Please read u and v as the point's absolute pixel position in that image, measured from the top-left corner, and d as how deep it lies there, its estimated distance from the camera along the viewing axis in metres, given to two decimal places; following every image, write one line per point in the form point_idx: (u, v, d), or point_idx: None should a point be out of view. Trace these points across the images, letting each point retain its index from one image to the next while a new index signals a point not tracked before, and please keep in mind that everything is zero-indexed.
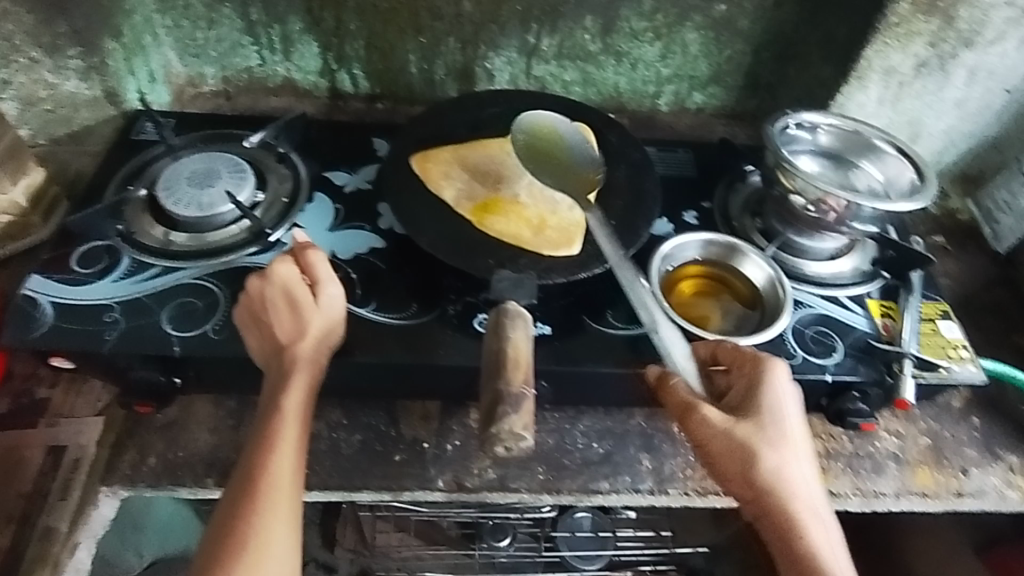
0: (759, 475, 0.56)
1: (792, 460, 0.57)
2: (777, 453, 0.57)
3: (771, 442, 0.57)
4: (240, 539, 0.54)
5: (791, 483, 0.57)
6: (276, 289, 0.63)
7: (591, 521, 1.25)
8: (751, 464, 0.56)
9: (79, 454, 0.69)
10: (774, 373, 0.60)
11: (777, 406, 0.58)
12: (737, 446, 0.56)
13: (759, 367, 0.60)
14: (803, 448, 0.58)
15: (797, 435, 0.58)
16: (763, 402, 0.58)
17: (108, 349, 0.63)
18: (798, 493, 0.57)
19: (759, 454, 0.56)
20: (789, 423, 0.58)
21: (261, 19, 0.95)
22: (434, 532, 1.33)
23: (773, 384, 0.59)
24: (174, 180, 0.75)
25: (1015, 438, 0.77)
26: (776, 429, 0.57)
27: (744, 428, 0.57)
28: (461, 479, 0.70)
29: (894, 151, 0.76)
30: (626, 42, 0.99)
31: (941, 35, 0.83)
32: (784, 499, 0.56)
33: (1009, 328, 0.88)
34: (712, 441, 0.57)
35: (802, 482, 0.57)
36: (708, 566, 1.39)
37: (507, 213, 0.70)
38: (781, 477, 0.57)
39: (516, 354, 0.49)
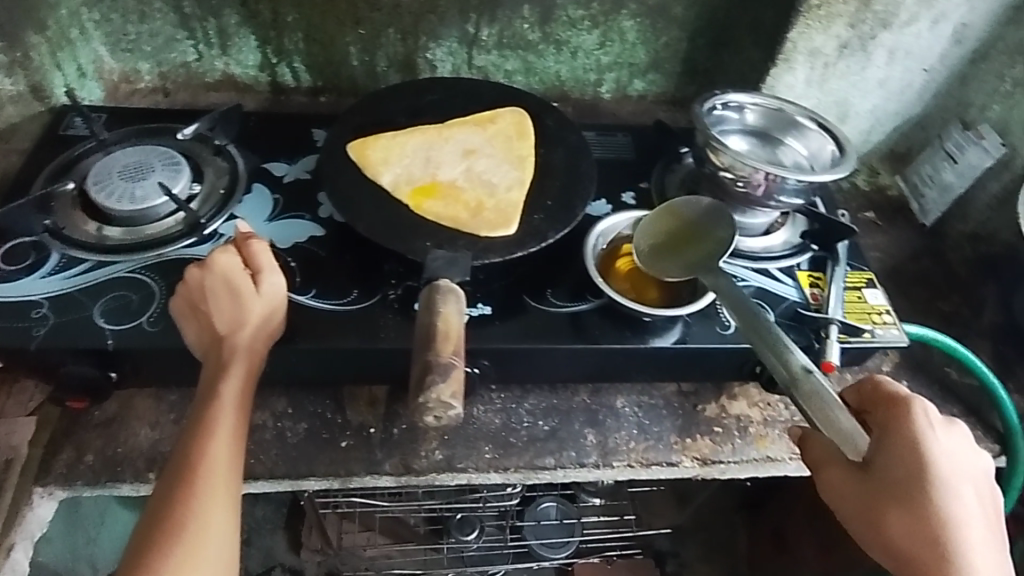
0: (908, 537, 0.55)
1: (939, 520, 0.55)
2: (928, 513, 0.55)
3: (904, 505, 0.55)
4: (178, 524, 0.54)
5: (950, 546, 0.54)
6: (216, 278, 0.62)
7: (557, 509, 1.28)
8: (899, 526, 0.55)
9: (10, 455, 0.65)
10: (921, 421, 0.57)
11: (928, 461, 0.56)
12: (881, 507, 0.56)
13: (903, 414, 0.58)
14: (962, 504, 0.56)
15: (944, 495, 0.55)
16: (909, 456, 0.56)
17: (37, 345, 0.62)
18: (963, 557, 0.54)
19: (909, 515, 0.55)
20: (942, 479, 0.56)
21: (195, 13, 0.94)
22: (401, 528, 1.32)
23: (919, 435, 0.57)
24: (105, 174, 0.74)
25: (940, 397, 0.81)
26: (916, 489, 0.55)
27: (886, 487, 0.56)
28: (409, 462, 0.70)
29: (816, 127, 0.79)
30: (564, 30, 1.01)
31: (859, 16, 0.86)
32: (943, 564, 0.54)
33: (936, 295, 0.92)
34: (853, 501, 0.57)
35: (965, 543, 0.55)
36: (673, 547, 1.42)
37: (446, 197, 0.71)
38: (939, 541, 0.55)
39: (446, 328, 0.51)
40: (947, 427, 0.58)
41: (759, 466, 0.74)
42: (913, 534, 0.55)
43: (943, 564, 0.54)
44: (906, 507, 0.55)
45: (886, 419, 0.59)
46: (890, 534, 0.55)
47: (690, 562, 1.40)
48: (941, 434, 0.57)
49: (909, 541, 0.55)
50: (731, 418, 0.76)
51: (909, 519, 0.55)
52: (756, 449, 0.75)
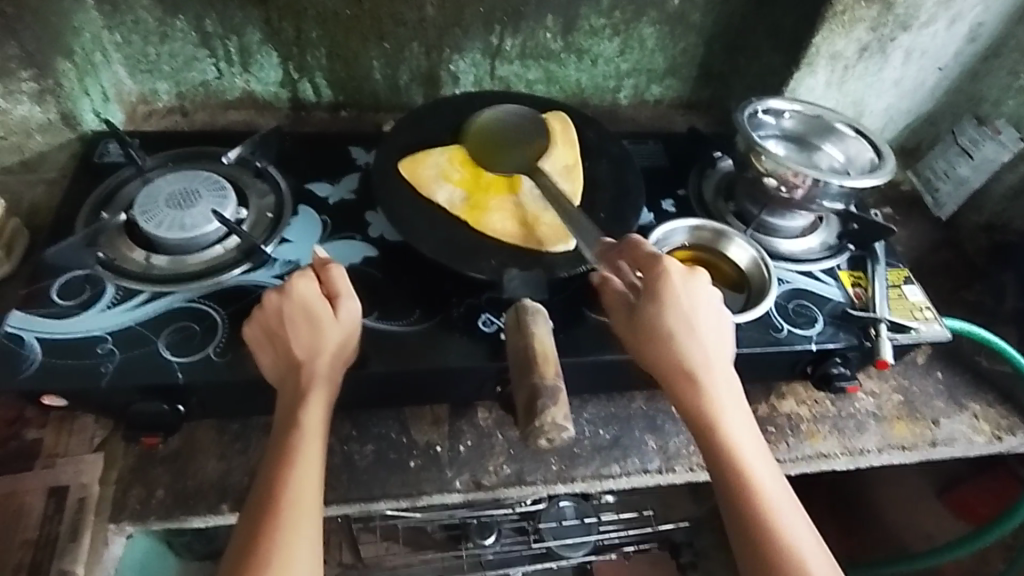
0: (672, 362, 0.59)
1: (663, 351, 0.59)
2: (688, 340, 0.60)
3: (649, 337, 0.60)
4: (262, 558, 0.52)
5: (710, 370, 0.60)
6: (295, 305, 0.62)
7: (574, 508, 1.25)
8: (667, 351, 0.59)
9: (82, 494, 0.65)
10: (671, 271, 0.61)
11: (683, 301, 0.61)
12: (651, 336, 0.60)
13: (657, 267, 0.61)
14: (695, 335, 0.60)
15: (677, 330, 0.60)
16: (656, 300, 0.60)
17: (107, 383, 0.62)
18: (708, 378, 0.59)
19: (669, 342, 0.59)
20: (669, 317, 0.60)
21: (217, 31, 0.91)
22: (420, 537, 1.28)
23: (650, 284, 0.61)
24: (151, 202, 0.73)
25: (975, 386, 0.84)
26: (652, 322, 0.60)
27: (647, 322, 0.60)
28: (478, 478, 0.71)
29: (854, 134, 0.84)
30: (586, 40, 1.00)
31: (881, 20, 0.89)
32: (703, 383, 0.59)
33: (957, 285, 0.96)
34: (631, 332, 0.61)
35: (720, 367, 0.60)
36: (689, 537, 1.37)
37: (501, 211, 0.72)
38: (701, 367, 0.59)
39: (543, 350, 0.52)
40: (692, 275, 0.62)
41: (812, 462, 0.76)
42: (678, 359, 0.59)
43: (688, 385, 0.59)
44: (661, 337, 0.60)
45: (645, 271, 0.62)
46: (649, 363, 0.60)
47: (706, 551, 1.35)
48: (693, 279, 0.62)
49: (666, 364, 0.59)
50: (782, 417, 0.79)
51: (670, 347, 0.59)
52: (809, 446, 0.77)
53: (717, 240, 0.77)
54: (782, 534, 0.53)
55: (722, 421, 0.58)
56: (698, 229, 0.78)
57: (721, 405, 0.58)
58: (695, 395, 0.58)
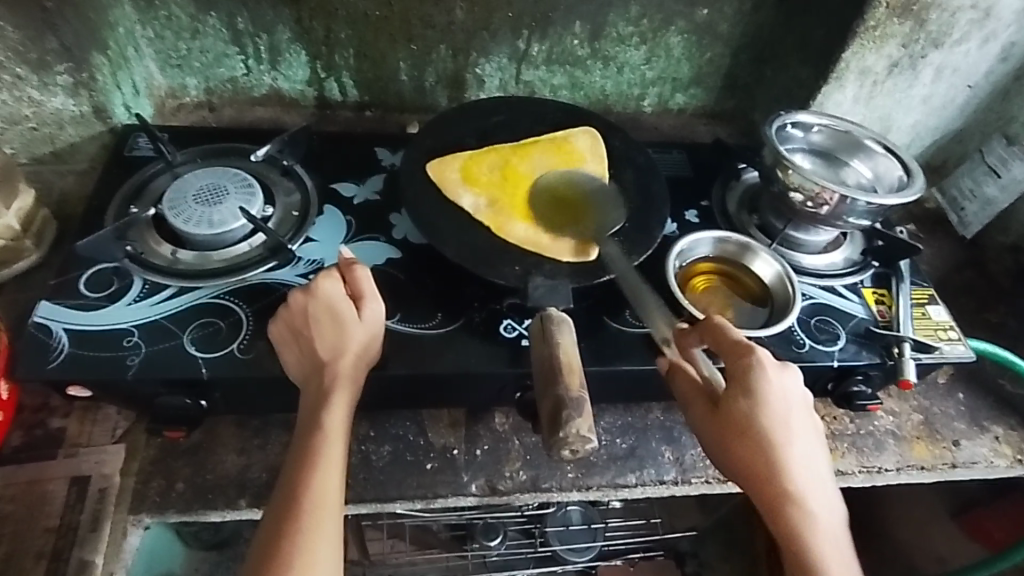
0: (760, 463, 0.57)
1: (755, 452, 0.57)
2: (779, 442, 0.57)
3: (738, 434, 0.58)
4: (283, 557, 0.52)
5: (801, 477, 0.57)
6: (320, 305, 0.63)
7: (581, 514, 1.24)
8: (757, 458, 0.57)
9: (104, 484, 0.66)
10: (763, 365, 0.58)
11: (776, 401, 0.58)
12: (736, 436, 0.58)
13: (744, 360, 0.58)
14: (791, 437, 0.58)
15: (774, 432, 0.57)
16: (745, 399, 0.58)
17: (132, 375, 0.63)
18: (800, 483, 0.57)
19: (759, 445, 0.57)
20: (762, 415, 0.58)
21: (248, 29, 0.92)
22: (426, 535, 1.28)
23: (743, 378, 0.58)
24: (180, 198, 0.73)
25: (996, 409, 0.83)
26: (745, 422, 0.58)
27: (734, 423, 0.58)
28: (494, 483, 0.71)
29: (883, 151, 0.83)
30: (613, 47, 1.00)
31: (912, 36, 0.88)
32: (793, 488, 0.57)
33: (980, 306, 0.95)
34: (716, 430, 0.59)
35: (810, 472, 0.58)
36: (694, 547, 1.36)
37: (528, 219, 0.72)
38: (794, 475, 0.57)
39: (568, 360, 0.53)
40: (782, 369, 0.59)
41: None
42: (768, 466, 0.57)
43: (781, 489, 0.57)
44: (750, 440, 0.57)
45: (730, 363, 0.59)
46: (738, 462, 0.58)
47: (711, 561, 1.35)
48: (783, 376, 0.59)
49: (754, 465, 0.57)
50: None
51: (759, 448, 0.57)
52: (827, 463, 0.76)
53: (741, 254, 0.77)
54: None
55: (813, 532, 0.56)
56: (722, 243, 0.78)
57: (813, 519, 0.56)
58: (782, 501, 0.57)
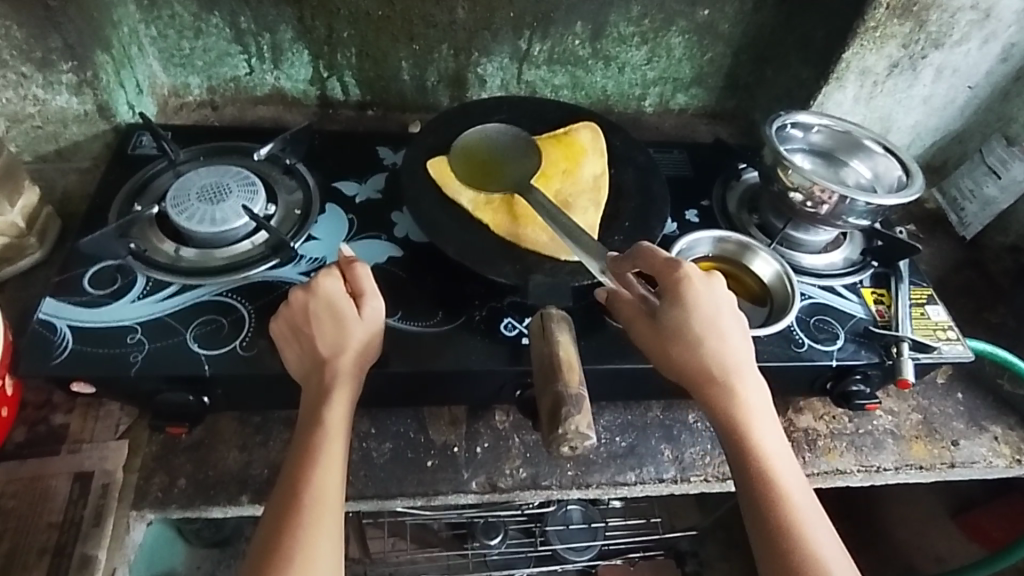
0: (702, 369, 0.58)
1: (692, 355, 0.58)
2: (717, 346, 0.58)
3: (675, 340, 0.58)
4: (284, 553, 0.53)
5: (735, 375, 0.58)
6: (321, 302, 0.63)
7: (581, 513, 1.24)
8: (693, 359, 0.58)
9: (106, 480, 0.66)
10: (692, 278, 0.59)
11: (707, 309, 0.59)
12: (674, 345, 0.58)
13: (676, 274, 0.59)
14: (724, 340, 0.58)
15: (707, 335, 0.58)
16: (681, 308, 0.58)
17: (136, 372, 0.63)
18: (735, 381, 0.58)
19: (698, 351, 0.58)
20: (696, 321, 0.58)
21: (251, 28, 0.92)
22: (426, 533, 1.28)
23: (674, 290, 0.59)
24: (183, 196, 0.74)
25: (995, 408, 0.84)
26: (681, 329, 0.58)
27: (673, 331, 0.58)
28: (494, 480, 0.72)
29: (883, 151, 0.83)
30: (614, 47, 1.00)
31: (913, 37, 0.88)
32: (732, 389, 0.57)
33: (980, 306, 0.95)
34: (654, 341, 0.60)
35: (744, 372, 0.58)
36: (694, 547, 1.36)
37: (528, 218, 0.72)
38: (728, 373, 0.58)
39: (568, 358, 0.54)
40: (711, 278, 0.60)
41: (828, 477, 0.76)
42: (704, 366, 0.58)
43: (715, 386, 0.57)
44: (688, 345, 0.58)
45: (662, 279, 0.60)
46: (676, 368, 0.59)
47: (710, 561, 1.35)
48: (714, 285, 0.60)
49: (693, 367, 0.58)
50: (799, 431, 0.79)
51: (697, 354, 0.58)
52: (826, 462, 0.77)
53: (741, 254, 0.78)
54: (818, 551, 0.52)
55: (754, 436, 0.56)
56: (722, 242, 0.78)
57: (749, 419, 0.57)
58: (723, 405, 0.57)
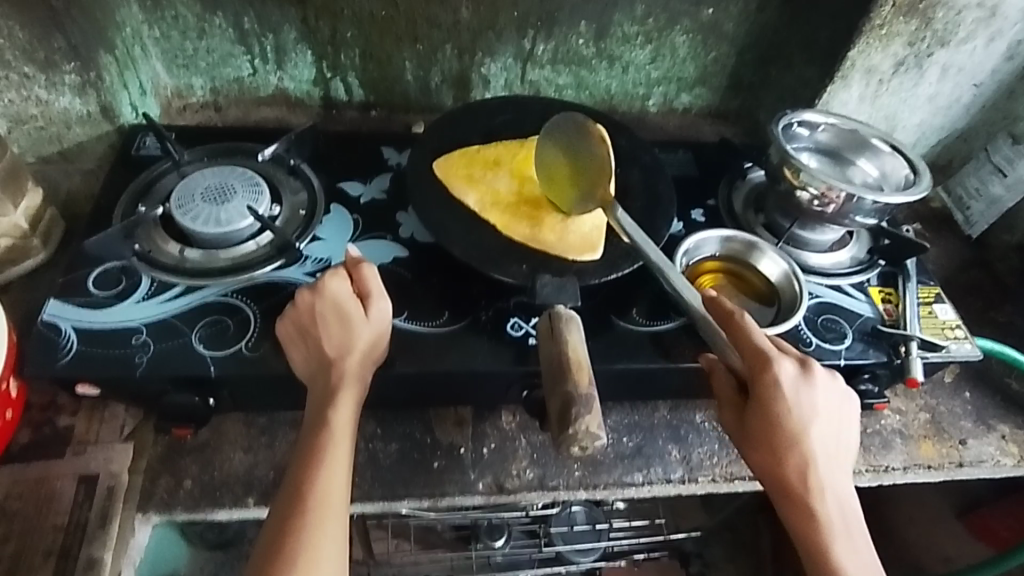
0: (790, 476, 0.58)
1: (776, 457, 0.58)
2: (807, 448, 0.58)
3: (759, 441, 0.59)
4: (289, 554, 0.53)
5: (822, 480, 0.58)
6: (327, 303, 0.63)
7: (586, 514, 1.23)
8: (777, 463, 0.58)
9: (112, 482, 0.66)
10: (783, 379, 0.58)
11: (799, 414, 0.58)
12: (767, 446, 0.58)
13: (769, 375, 0.58)
14: (812, 443, 0.58)
15: (796, 438, 0.58)
16: (774, 408, 0.58)
17: (141, 373, 0.63)
18: (820, 488, 0.58)
19: (787, 455, 0.58)
20: (785, 424, 0.58)
21: (255, 29, 0.92)
22: (430, 535, 1.28)
23: (766, 389, 0.58)
24: (188, 197, 0.73)
25: (1004, 408, 0.83)
26: (768, 430, 0.58)
27: (764, 431, 0.58)
28: (501, 481, 0.71)
29: (890, 149, 0.83)
30: (618, 46, 1.00)
31: (918, 35, 0.88)
32: (819, 494, 0.58)
33: (987, 305, 0.95)
34: (742, 435, 0.61)
35: (831, 476, 0.58)
36: (699, 548, 1.36)
37: (535, 220, 0.72)
38: (814, 478, 0.58)
39: (576, 357, 0.53)
40: (808, 378, 0.59)
41: None
42: (788, 472, 0.58)
43: (797, 490, 0.58)
44: (780, 450, 0.58)
45: (752, 374, 0.59)
46: (760, 465, 0.60)
47: (716, 562, 1.34)
48: (810, 380, 0.59)
49: (777, 470, 0.58)
50: None
51: (789, 459, 0.58)
52: None
53: (747, 253, 0.77)
54: None
55: (833, 544, 0.57)
56: (727, 242, 0.78)
57: (832, 524, 0.57)
58: (810, 514, 0.57)
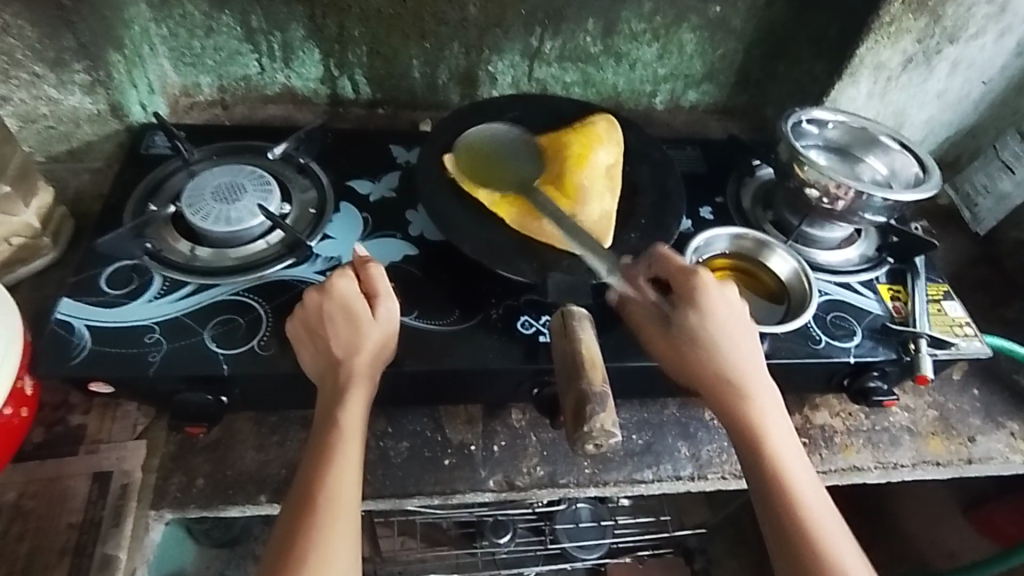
0: (713, 373, 0.62)
1: (700, 352, 0.62)
2: (728, 347, 0.62)
3: (688, 341, 0.62)
4: (301, 553, 0.53)
5: (744, 373, 0.62)
6: (335, 303, 0.63)
7: (591, 511, 1.24)
8: (700, 357, 0.62)
9: (125, 480, 0.66)
10: (706, 285, 0.64)
11: (720, 313, 0.63)
12: (685, 351, 0.62)
13: (691, 279, 0.64)
14: (737, 342, 0.63)
15: (723, 336, 0.63)
16: (697, 318, 0.63)
17: (154, 371, 0.63)
18: (744, 383, 0.62)
19: (710, 359, 0.62)
20: (714, 323, 0.63)
21: (262, 27, 0.92)
22: (435, 532, 1.28)
23: (696, 291, 0.64)
24: (198, 195, 0.74)
25: (1012, 404, 0.83)
26: (695, 326, 0.63)
27: (688, 339, 0.62)
28: (512, 479, 0.71)
29: (899, 147, 0.83)
30: (625, 43, 0.99)
31: (928, 32, 0.88)
32: (743, 393, 0.61)
33: (995, 302, 0.95)
34: (667, 339, 0.64)
35: (752, 372, 0.62)
36: (703, 545, 1.36)
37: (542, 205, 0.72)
38: (738, 373, 0.62)
39: (589, 356, 0.53)
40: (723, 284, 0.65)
41: (844, 474, 0.76)
42: (714, 369, 0.62)
43: (723, 381, 0.61)
44: (703, 354, 0.62)
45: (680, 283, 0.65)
46: (684, 363, 0.63)
47: (720, 558, 1.34)
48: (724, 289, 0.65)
49: (702, 367, 0.62)
50: (816, 428, 0.78)
51: (708, 359, 0.62)
52: (843, 459, 0.77)
53: (758, 252, 0.77)
54: (835, 550, 0.55)
55: (761, 432, 0.60)
56: (739, 239, 0.78)
57: (759, 415, 0.61)
58: (733, 413, 0.61)
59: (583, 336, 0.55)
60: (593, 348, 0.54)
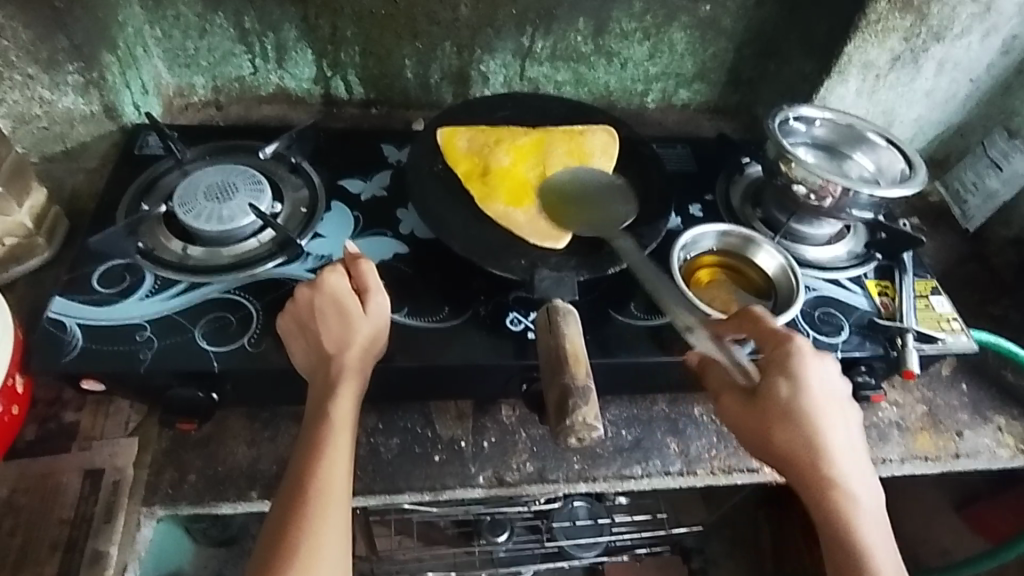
0: (795, 448, 0.59)
1: (790, 428, 0.59)
2: (814, 424, 0.59)
3: (779, 420, 0.59)
4: (290, 544, 0.53)
5: (830, 451, 0.59)
6: (326, 299, 0.63)
7: (587, 509, 1.24)
8: (785, 432, 0.59)
9: (117, 476, 0.67)
10: (800, 356, 0.60)
11: (810, 386, 0.60)
12: (769, 430, 0.59)
13: (786, 350, 0.61)
14: (829, 416, 0.60)
15: (819, 409, 0.59)
16: (787, 392, 0.59)
17: (146, 368, 0.64)
18: (827, 457, 0.59)
19: (793, 434, 0.59)
20: (809, 399, 0.59)
21: (255, 28, 0.93)
22: (432, 532, 1.29)
23: (796, 367, 0.60)
24: (190, 195, 0.74)
25: (1000, 400, 0.84)
26: (783, 404, 0.59)
27: (772, 413, 0.59)
28: (501, 474, 0.72)
29: (886, 143, 0.84)
30: (616, 43, 1.00)
31: (914, 30, 0.89)
32: (825, 468, 0.58)
33: (984, 298, 0.95)
34: (751, 418, 0.60)
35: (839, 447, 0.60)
36: (700, 543, 1.36)
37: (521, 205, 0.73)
38: (826, 454, 0.59)
39: (572, 349, 0.54)
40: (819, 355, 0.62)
41: None
42: (799, 446, 0.59)
43: (808, 458, 0.58)
44: (789, 424, 0.59)
45: (776, 357, 0.61)
46: (770, 441, 0.59)
47: (717, 556, 1.34)
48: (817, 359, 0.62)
49: (784, 444, 0.59)
50: None
51: (792, 438, 0.59)
52: None
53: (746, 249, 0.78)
54: None
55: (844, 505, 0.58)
56: (726, 239, 0.78)
57: (842, 488, 0.58)
58: (820, 487, 0.58)
59: (568, 329, 0.56)
60: (580, 342, 0.55)
